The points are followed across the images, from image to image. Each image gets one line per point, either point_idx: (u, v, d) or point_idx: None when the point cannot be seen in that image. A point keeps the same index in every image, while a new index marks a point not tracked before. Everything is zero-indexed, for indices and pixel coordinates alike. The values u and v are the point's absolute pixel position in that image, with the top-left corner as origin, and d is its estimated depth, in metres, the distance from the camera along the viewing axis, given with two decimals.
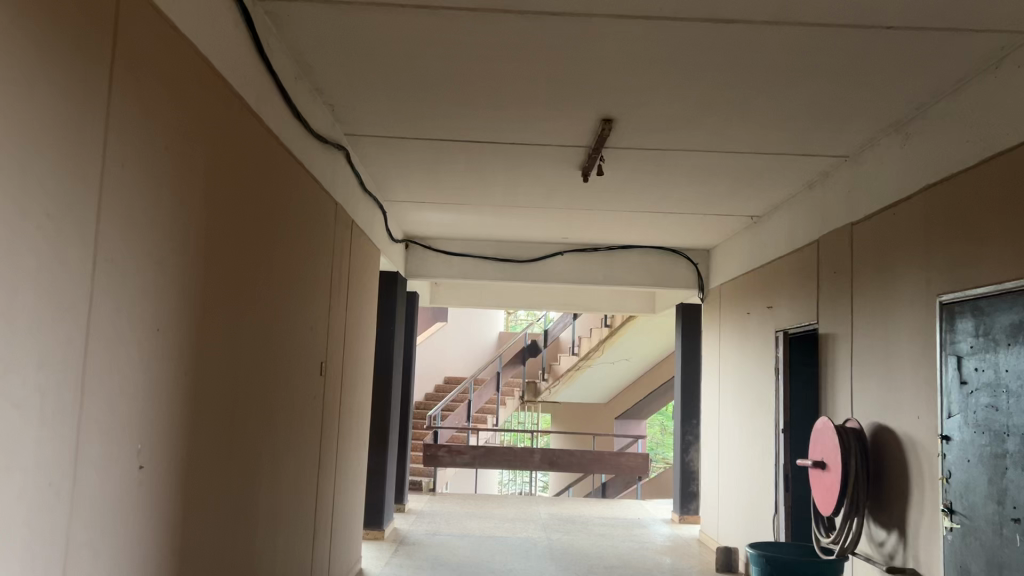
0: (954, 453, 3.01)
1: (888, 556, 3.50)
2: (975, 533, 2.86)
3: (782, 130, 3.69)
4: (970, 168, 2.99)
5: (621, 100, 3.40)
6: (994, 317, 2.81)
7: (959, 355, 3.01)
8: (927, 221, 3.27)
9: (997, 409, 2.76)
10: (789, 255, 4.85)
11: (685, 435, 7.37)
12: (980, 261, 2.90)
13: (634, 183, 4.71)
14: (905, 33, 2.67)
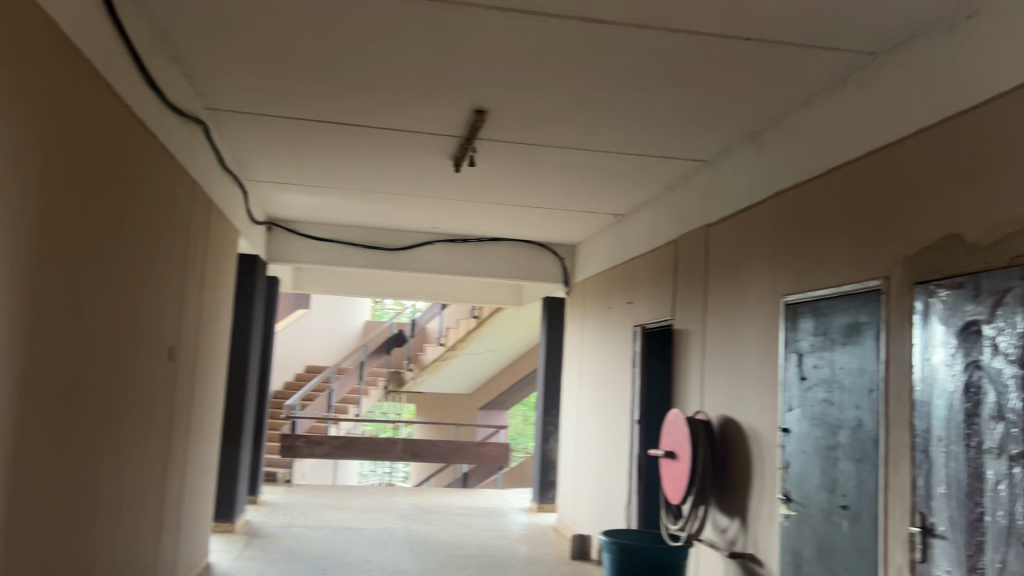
0: (792, 444, 3.21)
1: (730, 541, 3.69)
2: (807, 519, 3.06)
3: (647, 132, 3.80)
4: (815, 178, 3.19)
5: (494, 92, 3.40)
6: (832, 317, 3.01)
7: (800, 352, 3.20)
8: (776, 226, 3.46)
9: (832, 404, 2.97)
10: (651, 253, 5.01)
11: (545, 425, 7.47)
12: (820, 267, 3.11)
13: (505, 175, 4.73)
14: (764, 45, 2.80)
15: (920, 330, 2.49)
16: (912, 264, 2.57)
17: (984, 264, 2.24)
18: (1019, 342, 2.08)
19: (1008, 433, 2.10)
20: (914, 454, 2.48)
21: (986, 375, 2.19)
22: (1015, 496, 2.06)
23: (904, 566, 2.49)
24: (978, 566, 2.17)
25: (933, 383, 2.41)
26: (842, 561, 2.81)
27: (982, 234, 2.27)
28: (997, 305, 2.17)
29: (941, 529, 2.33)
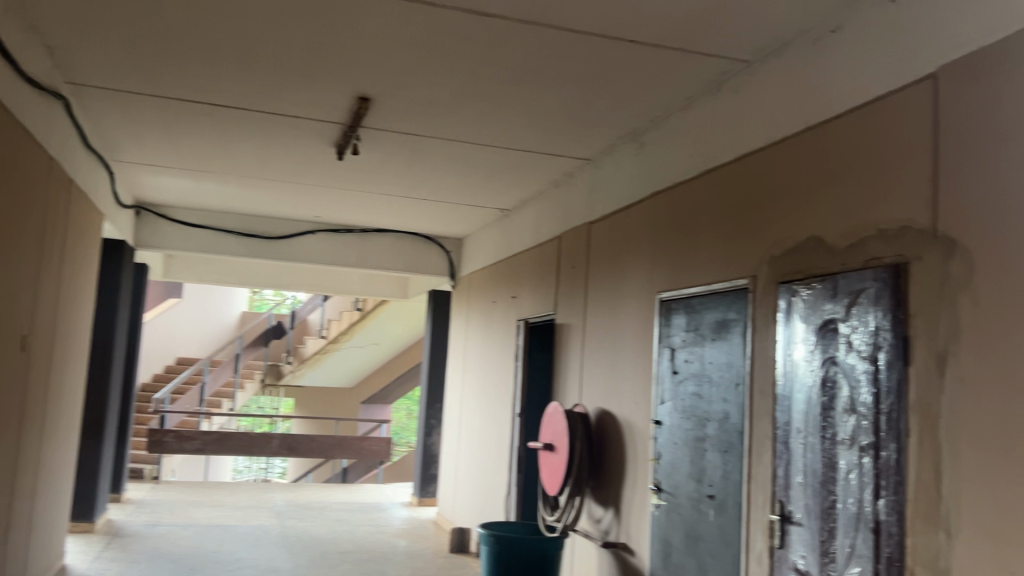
0: (663, 436, 3.32)
1: (604, 531, 3.78)
2: (676, 508, 3.17)
3: (532, 127, 3.83)
4: (692, 179, 3.30)
5: (379, 80, 3.35)
6: (702, 314, 3.12)
7: (672, 347, 3.31)
8: (653, 224, 3.56)
9: (701, 397, 3.08)
10: (535, 249, 5.06)
11: (428, 419, 7.44)
12: (693, 265, 3.21)
13: (389, 165, 4.66)
14: (644, 47, 2.87)
15: (783, 327, 2.62)
16: (777, 264, 2.70)
17: (842, 265, 2.38)
18: (871, 339, 2.22)
19: (859, 425, 2.24)
20: (775, 446, 2.60)
21: (841, 371, 2.32)
22: (864, 484, 2.20)
23: (764, 552, 2.61)
24: (830, 551, 2.30)
25: (793, 378, 2.54)
26: (707, 548, 2.93)
27: (841, 237, 2.40)
28: (852, 305, 2.30)
29: (798, 517, 2.46)
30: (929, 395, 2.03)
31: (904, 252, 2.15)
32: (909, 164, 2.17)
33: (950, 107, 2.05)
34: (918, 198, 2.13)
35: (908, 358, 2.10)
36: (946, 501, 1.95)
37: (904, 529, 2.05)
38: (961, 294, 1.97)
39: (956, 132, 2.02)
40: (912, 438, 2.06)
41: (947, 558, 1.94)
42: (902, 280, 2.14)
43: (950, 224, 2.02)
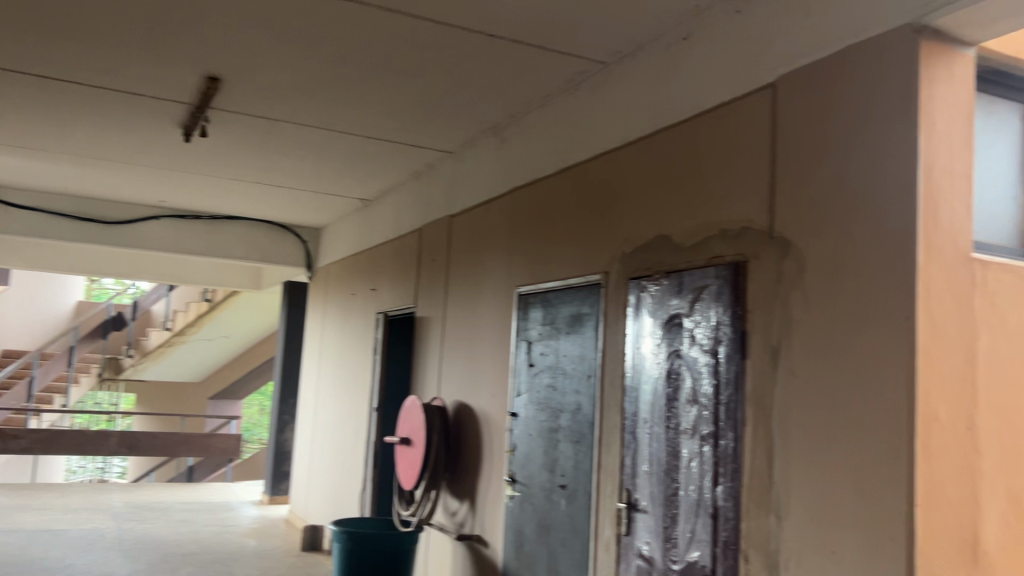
0: (519, 428, 3.36)
1: (459, 524, 3.79)
2: (529, 499, 3.22)
3: (392, 117, 3.78)
4: (550, 176, 3.35)
5: (230, 60, 3.20)
6: (558, 307, 3.18)
7: (529, 340, 3.36)
8: (513, 218, 3.59)
9: (555, 389, 3.14)
10: (395, 241, 5.00)
11: (281, 414, 7.22)
12: (550, 260, 3.27)
13: (242, 150, 4.48)
14: (504, 43, 2.89)
15: (632, 321, 2.71)
16: (628, 260, 2.78)
17: (687, 263, 2.48)
18: (712, 333, 2.33)
19: (700, 415, 2.34)
20: (624, 436, 2.69)
21: (685, 363, 2.43)
22: (704, 471, 2.31)
23: (612, 540, 2.69)
24: (672, 536, 2.40)
25: (641, 370, 2.63)
26: (557, 537, 2.99)
27: (687, 236, 2.51)
28: (695, 300, 2.41)
29: (643, 504, 2.55)
30: (763, 387, 2.15)
31: (744, 252, 2.27)
32: (750, 168, 2.29)
33: (787, 115, 2.19)
34: (756, 200, 2.26)
35: (745, 352, 2.22)
36: (777, 486, 2.08)
37: (740, 514, 2.17)
38: (794, 292, 2.10)
39: (793, 139, 2.16)
40: (747, 427, 2.19)
41: (776, 539, 2.06)
42: (741, 278, 2.26)
43: (785, 225, 2.15)
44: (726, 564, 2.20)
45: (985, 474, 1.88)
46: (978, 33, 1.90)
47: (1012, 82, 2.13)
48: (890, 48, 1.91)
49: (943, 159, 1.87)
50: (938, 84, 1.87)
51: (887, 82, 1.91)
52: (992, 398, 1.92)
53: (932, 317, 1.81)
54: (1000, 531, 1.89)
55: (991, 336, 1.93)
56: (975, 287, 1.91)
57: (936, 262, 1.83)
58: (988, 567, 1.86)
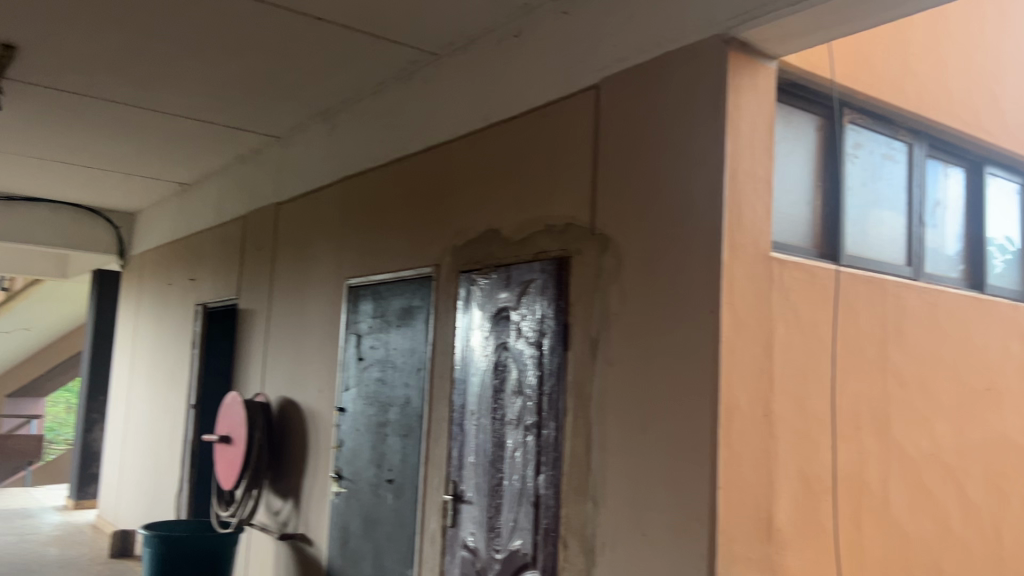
0: (346, 423, 3.29)
1: (282, 523, 3.67)
2: (355, 494, 3.16)
3: (214, 98, 3.59)
4: (381, 167, 3.31)
5: (27, 27, 2.92)
6: (388, 300, 3.14)
7: (358, 333, 3.30)
8: (343, 209, 3.51)
9: (384, 382, 3.11)
10: (218, 229, 4.76)
11: (90, 413, 6.71)
12: (380, 252, 3.22)
13: (44, 126, 4.10)
14: (333, 27, 2.81)
15: (462, 315, 2.72)
16: (458, 253, 2.79)
17: (514, 257, 2.52)
18: (537, 326, 2.38)
19: (525, 406, 2.39)
20: (451, 428, 2.70)
21: (511, 355, 2.47)
22: (527, 460, 2.36)
23: (437, 532, 2.70)
24: (496, 526, 2.43)
25: (470, 363, 2.65)
26: (383, 532, 2.96)
27: (515, 230, 2.55)
28: (522, 294, 2.45)
29: (468, 495, 2.57)
30: (584, 378, 2.22)
31: (567, 247, 2.33)
32: (575, 166, 2.35)
33: (609, 115, 2.26)
34: (579, 197, 2.33)
35: (568, 344, 2.28)
36: (594, 473, 2.16)
37: (560, 501, 2.24)
38: (612, 287, 2.18)
39: (614, 140, 2.23)
40: (568, 417, 2.25)
41: (593, 524, 2.14)
42: (565, 273, 2.32)
43: (605, 222, 2.23)
44: (546, 551, 2.25)
45: (779, 457, 2.03)
46: (778, 47, 2.04)
47: (807, 96, 2.31)
48: (702, 56, 2.02)
49: (747, 163, 2.00)
50: (743, 92, 2.00)
51: (699, 88, 2.02)
52: (786, 387, 2.08)
53: (734, 312, 1.93)
54: (792, 510, 2.05)
55: (786, 330, 2.08)
56: (773, 284, 2.06)
57: (739, 260, 1.96)
58: (781, 544, 2.01)
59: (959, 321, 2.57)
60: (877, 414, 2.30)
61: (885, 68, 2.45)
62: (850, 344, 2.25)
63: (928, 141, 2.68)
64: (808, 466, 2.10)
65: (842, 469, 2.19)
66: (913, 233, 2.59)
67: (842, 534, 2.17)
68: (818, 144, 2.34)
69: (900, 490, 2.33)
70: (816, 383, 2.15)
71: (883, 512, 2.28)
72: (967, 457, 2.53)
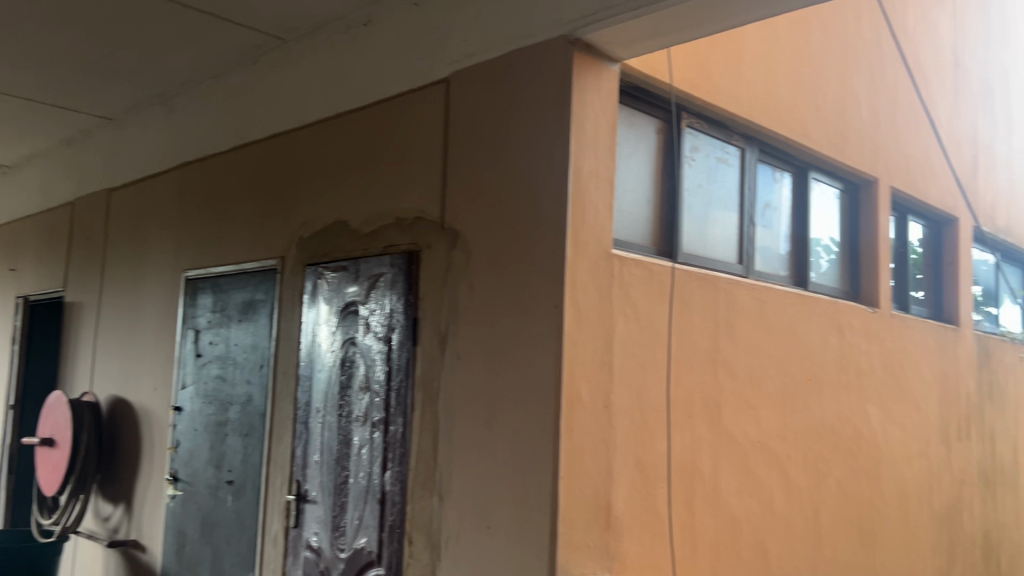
0: (183, 423, 3.14)
1: (112, 530, 3.46)
2: (193, 497, 3.02)
3: (36, 75, 3.30)
4: (225, 154, 3.17)
5: None
6: (229, 294, 3.02)
7: (197, 328, 3.14)
8: (182, 196, 3.34)
9: (224, 380, 2.98)
10: (42, 216, 4.41)
11: None
12: (222, 243, 3.09)
13: None
14: (169, 5, 2.64)
15: (308, 309, 2.65)
16: (304, 245, 2.71)
17: (363, 250, 2.48)
18: (386, 320, 2.35)
19: (372, 402, 2.35)
20: (295, 427, 2.63)
21: (358, 351, 2.42)
22: (374, 457, 2.32)
23: (279, 533, 2.62)
24: (340, 525, 2.38)
25: (315, 358, 2.58)
26: (222, 534, 2.85)
27: (364, 222, 2.50)
28: (371, 288, 2.42)
29: (312, 495, 2.51)
30: (431, 372, 2.21)
31: (417, 241, 2.31)
32: (424, 159, 2.34)
33: (459, 109, 2.26)
34: (429, 191, 2.31)
35: (417, 339, 2.26)
36: (441, 468, 2.15)
37: (406, 497, 2.22)
38: (461, 282, 2.18)
39: (464, 134, 2.23)
40: (415, 412, 2.24)
41: (438, 519, 2.14)
42: (414, 267, 2.31)
43: (454, 217, 2.22)
44: (391, 548, 2.23)
45: (618, 447, 2.11)
46: (621, 51, 2.10)
47: (648, 98, 2.40)
48: (548, 56, 2.05)
49: (590, 163, 2.05)
50: (587, 94, 2.04)
51: (545, 88, 2.04)
52: (625, 379, 2.15)
53: (577, 307, 1.98)
54: (629, 497, 2.13)
55: (626, 325, 2.16)
56: (614, 280, 2.12)
57: (582, 257, 2.01)
58: (619, 531, 2.09)
59: (784, 315, 2.75)
60: (709, 403, 2.42)
61: (721, 75, 2.57)
62: (685, 339, 2.35)
63: (759, 146, 2.84)
64: (644, 454, 2.19)
65: (676, 457, 2.29)
66: (744, 233, 2.74)
67: (675, 519, 2.27)
68: (656, 145, 2.44)
69: (730, 475, 2.47)
70: (653, 375, 2.24)
71: (713, 497, 2.41)
72: (791, 443, 2.71)
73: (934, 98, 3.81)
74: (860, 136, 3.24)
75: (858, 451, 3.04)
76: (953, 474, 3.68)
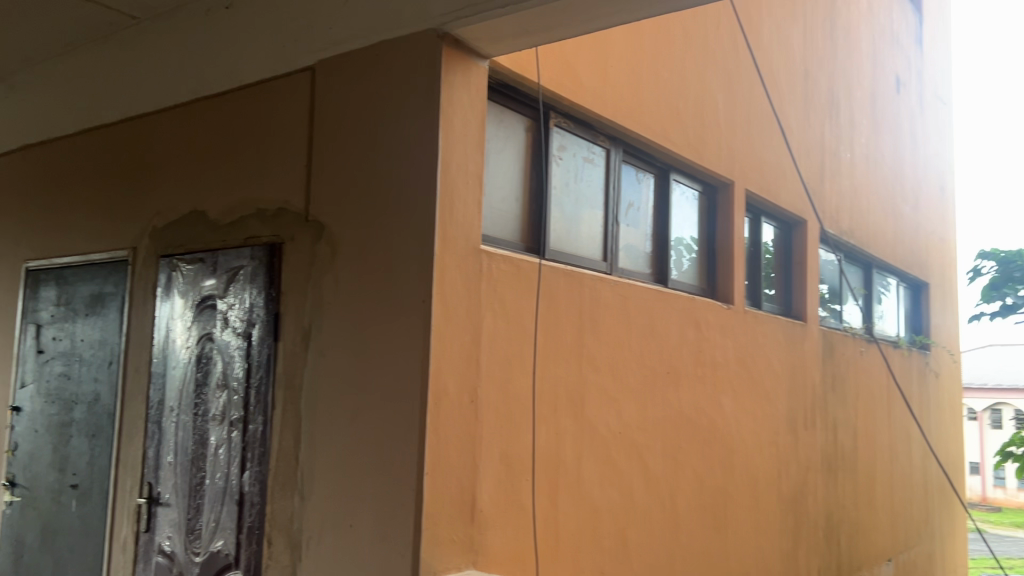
0: (22, 425, 2.93)
1: None
2: (32, 503, 2.83)
3: None
4: (72, 137, 2.97)
5: None
6: (76, 287, 2.86)
7: (38, 324, 2.96)
8: (25, 181, 3.12)
9: (69, 377, 2.81)
10: None
11: None
12: (68, 232, 2.91)
13: None
14: None
15: (161, 303, 2.53)
16: (157, 236, 2.58)
17: (222, 242, 2.39)
18: (246, 315, 2.27)
19: (230, 400, 2.27)
20: (146, 427, 2.50)
21: (216, 347, 2.33)
22: (232, 457, 2.24)
23: (129, 539, 2.48)
24: (195, 528, 2.28)
25: (169, 355, 2.47)
26: (64, 542, 2.68)
27: (222, 213, 2.40)
28: (230, 281, 2.33)
29: (165, 497, 2.39)
30: (293, 368, 2.15)
31: (279, 232, 2.25)
32: (287, 149, 2.27)
33: (324, 99, 2.20)
34: (292, 182, 2.24)
35: (278, 334, 2.20)
36: (302, 466, 2.09)
37: (265, 497, 2.15)
38: (325, 276, 2.13)
39: (330, 125, 2.18)
40: (276, 410, 2.17)
41: (299, 519, 2.08)
42: (276, 260, 2.24)
43: (319, 209, 2.17)
44: (249, 550, 2.16)
45: (483, 441, 2.11)
46: (490, 47, 2.09)
47: (516, 96, 2.42)
48: (417, 50, 2.02)
49: (458, 158, 2.04)
50: (456, 89, 2.03)
51: (412, 80, 2.02)
52: (491, 374, 2.16)
53: (443, 303, 1.97)
54: (493, 490, 2.15)
55: (492, 321, 2.17)
56: (481, 276, 2.13)
57: (449, 252, 2.00)
58: (483, 525, 2.10)
59: (646, 311, 2.84)
60: (572, 396, 2.47)
61: (588, 76, 2.63)
62: (550, 334, 2.39)
63: (623, 147, 2.93)
64: (509, 447, 2.21)
65: (540, 450, 2.33)
66: (608, 231, 2.82)
67: (538, 511, 2.31)
68: (524, 144, 2.47)
69: (592, 467, 2.53)
70: (519, 370, 2.26)
71: (576, 488, 2.46)
72: (650, 434, 2.81)
73: (786, 107, 4.04)
74: (718, 140, 3.38)
75: (712, 441, 3.19)
76: (799, 461, 3.92)
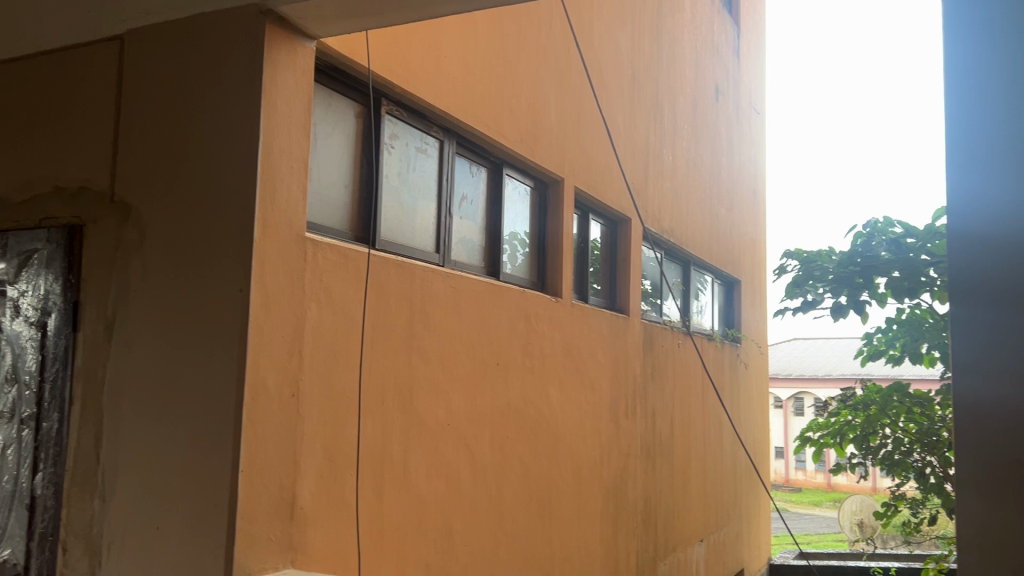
0: None
1: None
2: None
3: None
4: None
5: None
6: None
7: None
8: None
9: None
10: None
11: None
12: None
13: None
14: None
15: None
16: None
17: (12, 223, 2.17)
18: (40, 303, 2.07)
19: (20, 397, 2.07)
20: None
21: (6, 339, 2.13)
22: (21, 459, 2.05)
23: None
24: None
25: None
26: None
27: (14, 190, 2.19)
28: (21, 267, 2.13)
29: None
30: (94, 361, 1.99)
31: (79, 214, 2.07)
32: (91, 124, 2.09)
33: (134, 71, 2.05)
34: (97, 158, 2.07)
35: (77, 325, 2.02)
36: (104, 467, 1.94)
37: (61, 501, 1.98)
38: (132, 260, 1.98)
39: (140, 99, 2.03)
40: (74, 407, 2.00)
41: (99, 523, 1.93)
42: (76, 244, 2.06)
43: (126, 189, 2.02)
44: (40, 558, 1.98)
45: (304, 435, 2.05)
46: (317, 27, 2.03)
47: (345, 80, 2.37)
48: (237, 25, 1.92)
49: (282, 141, 1.96)
50: (280, 69, 1.94)
51: (232, 57, 1.92)
52: (314, 366, 2.10)
53: (263, 292, 1.88)
54: (315, 486, 2.09)
55: (316, 310, 2.10)
56: (304, 263, 2.06)
57: (270, 238, 1.92)
58: (303, 521, 2.04)
59: (476, 303, 2.85)
60: (400, 388, 2.45)
61: (419, 65, 2.60)
62: (377, 325, 2.35)
63: (456, 139, 2.92)
64: (332, 441, 2.15)
65: (365, 444, 2.29)
66: (440, 222, 2.81)
67: (363, 505, 2.27)
68: (354, 130, 2.42)
69: (419, 459, 2.52)
70: (345, 362, 2.21)
71: (402, 481, 2.44)
72: (477, 424, 2.83)
73: (613, 108, 4.18)
74: (549, 137, 3.45)
75: (539, 431, 3.26)
76: (620, 448, 4.09)
